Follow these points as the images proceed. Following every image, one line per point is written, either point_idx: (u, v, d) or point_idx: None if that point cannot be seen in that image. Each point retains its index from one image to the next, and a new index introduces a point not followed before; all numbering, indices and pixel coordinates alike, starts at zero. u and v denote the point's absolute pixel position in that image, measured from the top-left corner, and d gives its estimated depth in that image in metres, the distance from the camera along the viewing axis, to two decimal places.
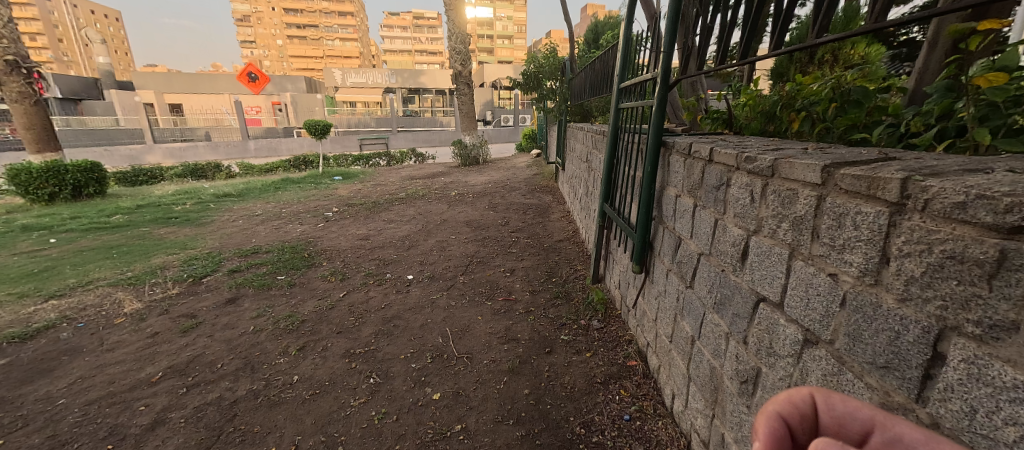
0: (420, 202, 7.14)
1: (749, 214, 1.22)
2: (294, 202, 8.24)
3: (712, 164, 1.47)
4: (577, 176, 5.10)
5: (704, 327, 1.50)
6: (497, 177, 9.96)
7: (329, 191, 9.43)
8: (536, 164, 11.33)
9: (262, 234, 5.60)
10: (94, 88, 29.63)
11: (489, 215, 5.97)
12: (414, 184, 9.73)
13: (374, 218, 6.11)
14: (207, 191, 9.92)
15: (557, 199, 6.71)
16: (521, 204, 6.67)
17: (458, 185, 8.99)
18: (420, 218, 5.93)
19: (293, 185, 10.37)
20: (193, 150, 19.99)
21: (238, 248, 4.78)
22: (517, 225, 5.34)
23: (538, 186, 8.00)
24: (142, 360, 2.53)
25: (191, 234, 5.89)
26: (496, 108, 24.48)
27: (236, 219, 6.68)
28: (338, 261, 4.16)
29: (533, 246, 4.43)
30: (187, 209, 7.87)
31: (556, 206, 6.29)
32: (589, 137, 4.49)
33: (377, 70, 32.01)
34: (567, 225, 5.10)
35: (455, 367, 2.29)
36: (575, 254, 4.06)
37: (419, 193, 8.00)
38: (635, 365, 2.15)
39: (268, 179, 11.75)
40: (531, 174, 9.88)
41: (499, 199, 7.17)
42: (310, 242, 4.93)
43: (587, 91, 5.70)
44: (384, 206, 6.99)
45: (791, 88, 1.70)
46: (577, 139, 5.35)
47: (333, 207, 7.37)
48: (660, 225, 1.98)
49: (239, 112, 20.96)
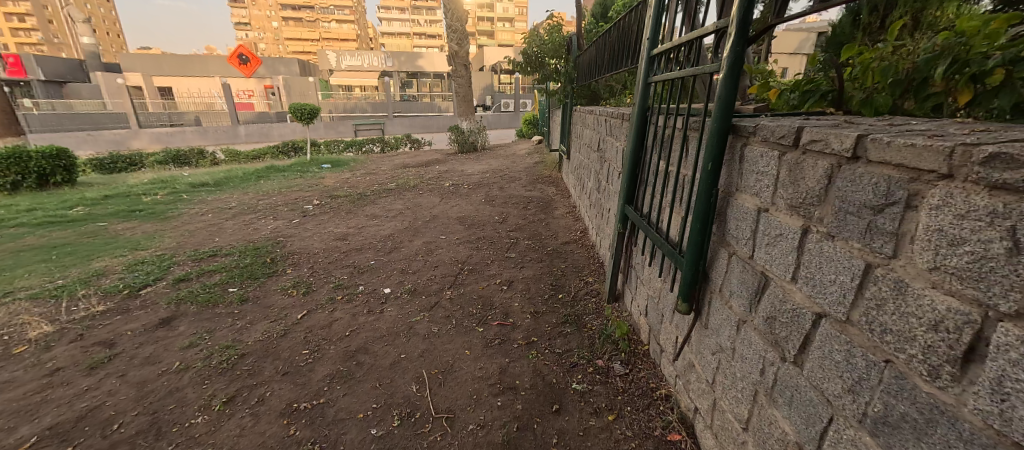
0: (411, 194, 6.49)
1: (995, 273, 0.60)
2: (275, 193, 7.57)
3: (861, 164, 0.83)
4: (586, 167, 4.44)
5: (830, 443, 0.88)
6: (495, 166, 9.25)
7: (314, 181, 8.75)
8: (538, 152, 10.59)
9: (228, 231, 4.97)
10: (79, 70, 28.69)
11: (485, 209, 5.33)
12: (407, 173, 9.07)
13: (356, 212, 5.47)
14: (185, 180, 9.27)
15: (561, 192, 6.04)
16: (521, 196, 6.02)
17: (454, 174, 8.34)
18: (408, 213, 5.29)
19: (279, 174, 9.68)
20: (181, 135, 19.26)
21: (195, 250, 4.15)
22: (516, 223, 4.70)
23: (540, 177, 7.32)
24: (20, 415, 1.93)
25: (150, 230, 5.24)
26: (496, 92, 23.50)
27: (206, 214, 6.03)
28: (304, 268, 3.53)
29: (535, 251, 3.79)
30: (157, 201, 7.22)
31: (559, 200, 5.64)
32: (600, 122, 3.79)
33: (373, 53, 30.99)
34: (573, 224, 4.47)
35: (430, 435, 1.68)
36: (584, 261, 3.43)
37: (410, 184, 7.32)
38: (679, 440, 1.55)
39: (254, 167, 11.08)
40: (532, 162, 9.16)
41: (498, 190, 6.52)
42: (278, 243, 4.29)
43: (597, 68, 4.97)
44: (371, 199, 6.33)
45: (954, 38, 1.07)
46: (585, 125, 4.64)
47: (315, 199, 6.71)
48: (728, 249, 1.34)
49: (228, 96, 20.09)
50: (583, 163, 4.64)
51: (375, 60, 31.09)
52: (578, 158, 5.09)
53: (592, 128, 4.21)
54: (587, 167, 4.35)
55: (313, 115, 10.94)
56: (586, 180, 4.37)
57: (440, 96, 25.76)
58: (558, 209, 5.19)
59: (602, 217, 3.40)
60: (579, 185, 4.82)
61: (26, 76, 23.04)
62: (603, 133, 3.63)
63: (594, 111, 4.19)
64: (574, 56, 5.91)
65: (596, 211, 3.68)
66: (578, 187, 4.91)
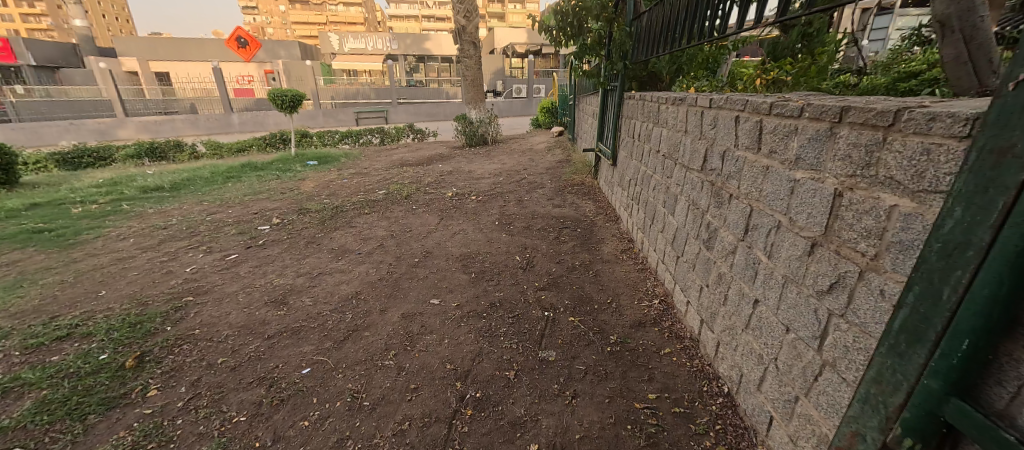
0: (402, 209, 4.91)
1: None
2: (236, 202, 6.07)
3: None
4: (662, 190, 2.80)
5: None
6: (509, 165, 7.59)
7: (291, 184, 7.23)
8: (560, 147, 8.87)
9: (133, 273, 3.46)
10: (73, 54, 27.54)
11: (502, 242, 3.72)
12: (403, 174, 7.53)
13: (322, 241, 3.92)
14: (143, 180, 7.82)
15: (605, 210, 4.39)
16: (551, 216, 4.38)
17: (460, 177, 6.78)
18: (393, 245, 3.72)
19: (254, 173, 8.19)
20: (171, 124, 17.98)
21: (46, 323, 2.64)
22: (548, 269, 3.13)
23: (568, 183, 5.66)
24: None
25: (33, 266, 3.76)
26: (508, 77, 21.62)
27: (130, 238, 4.55)
28: (186, 381, 2.01)
29: (589, 345, 2.19)
30: (88, 212, 5.77)
31: (603, 223, 4.04)
32: (709, 116, 2.10)
33: (377, 35, 29.24)
34: (638, 278, 2.89)
35: None
36: (688, 385, 1.86)
37: (405, 192, 5.74)
38: None
39: (231, 162, 9.60)
40: (555, 162, 7.48)
41: (518, 204, 4.89)
42: (181, 307, 2.75)
43: (674, 34, 3.24)
44: (348, 216, 4.76)
45: None
46: (658, 121, 2.97)
47: (279, 213, 5.20)
48: None
49: (219, 82, 18.64)
50: (654, 181, 2.98)
51: (380, 43, 29.35)
52: (639, 170, 3.43)
53: (681, 124, 2.50)
54: (667, 190, 2.69)
55: (297, 102, 9.34)
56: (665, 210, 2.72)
57: (447, 81, 23.96)
58: (606, 243, 3.55)
59: (732, 307, 1.77)
60: (645, 212, 3.16)
61: (18, 62, 22.01)
62: (724, 135, 1.94)
63: (682, 99, 2.50)
64: (629, 20, 4.12)
65: (705, 281, 2.04)
66: (642, 213, 3.25)
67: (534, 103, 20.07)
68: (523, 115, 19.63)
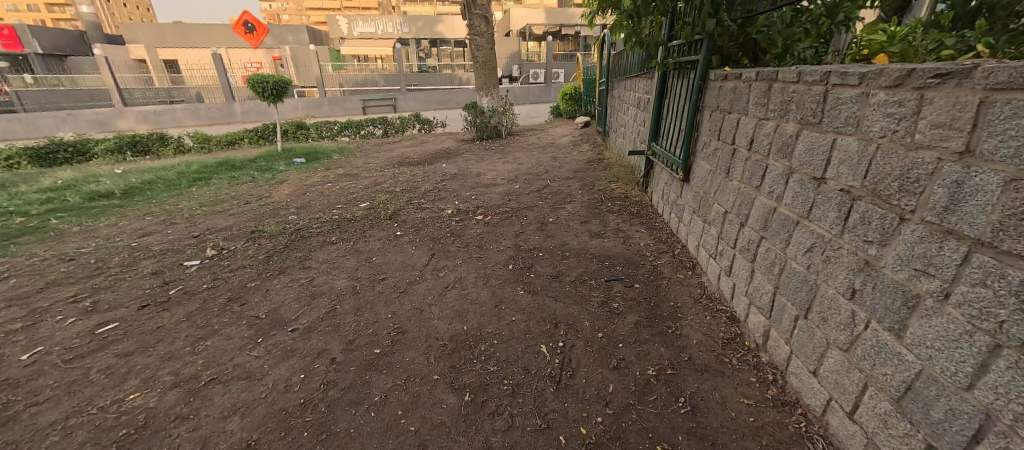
0: (382, 236, 3.59)
1: None
2: (187, 214, 4.87)
3: None
4: (840, 264, 1.41)
5: None
6: (527, 166, 6.19)
7: (266, 189, 6.01)
8: (587, 142, 7.40)
9: None
10: (83, 41, 27.08)
11: (519, 312, 2.35)
12: (400, 176, 6.25)
13: (249, 298, 2.62)
14: (101, 181, 6.70)
15: (672, 248, 2.97)
16: (590, 256, 2.99)
17: (466, 182, 5.46)
18: (349, 312, 2.40)
19: (229, 174, 6.99)
20: (172, 114, 17.06)
21: None
22: (601, 383, 1.77)
23: (607, 197, 4.23)
24: None
25: None
26: (524, 61, 20.00)
27: (17, 276, 3.35)
28: None
29: None
30: (6, 228, 4.64)
31: (674, 273, 2.65)
32: None
33: (388, 18, 27.87)
34: (781, 423, 1.51)
35: None
36: None
37: (392, 207, 4.41)
38: None
39: (213, 158, 8.47)
40: (584, 162, 6.02)
41: (541, 232, 3.51)
42: None
43: None
44: (307, 246, 3.47)
45: None
46: (822, 122, 1.55)
47: (227, 236, 3.95)
48: None
49: (220, 68, 17.60)
50: (812, 237, 1.56)
51: (390, 26, 27.90)
52: (755, 203, 2.00)
53: (943, 134, 1.07)
54: (871, 272, 1.27)
55: (281, 90, 8.04)
56: (863, 313, 1.30)
57: (459, 66, 22.44)
58: (691, 322, 2.14)
59: None
60: (778, 285, 1.75)
61: (24, 50, 21.45)
62: None
63: (952, 74, 1.05)
64: None
65: None
66: (766, 284, 1.84)
67: (552, 89, 18.47)
68: (540, 103, 18.09)
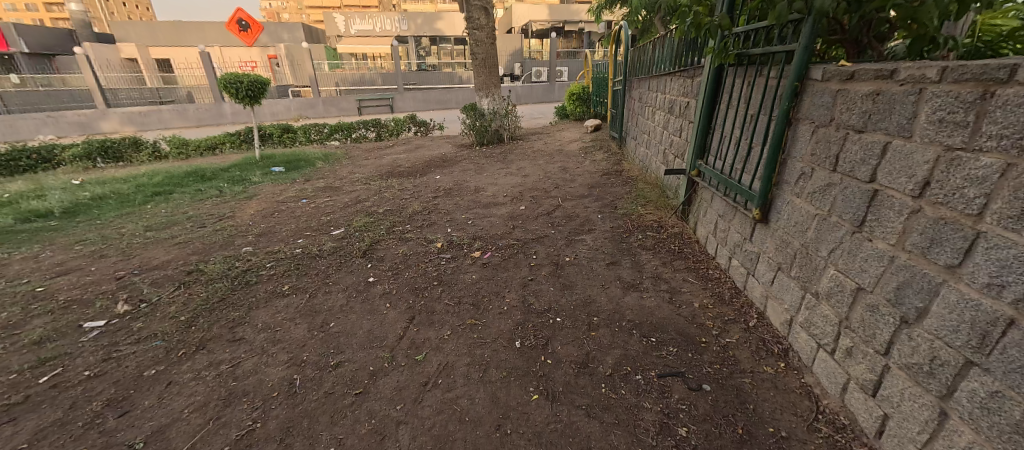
0: (349, 283, 2.76)
1: None
2: (126, 242, 4.03)
3: None
4: None
5: None
6: (534, 179, 5.36)
7: (232, 207, 5.18)
8: (600, 150, 6.55)
9: None
10: (73, 40, 26.28)
11: (534, 444, 1.51)
12: (387, 190, 5.44)
13: (138, 402, 1.80)
14: (47, 195, 5.86)
15: (743, 317, 2.12)
16: (628, 327, 2.15)
17: (463, 200, 4.64)
18: (275, 439, 1.57)
19: (194, 186, 6.16)
20: (158, 116, 16.21)
21: None
22: None
23: (636, 226, 3.39)
24: None
25: None
26: (527, 58, 19.11)
27: None
28: None
29: None
30: None
31: (758, 363, 1.82)
32: None
33: (387, 15, 27.13)
34: None
35: None
36: None
37: (369, 237, 3.58)
38: None
39: (184, 167, 7.63)
40: (599, 176, 5.19)
41: (556, 281, 2.68)
42: None
43: None
44: (250, 298, 2.65)
45: None
46: None
47: (158, 278, 3.13)
48: None
49: (209, 67, 16.78)
50: None
51: (388, 23, 27.02)
52: (944, 295, 1.16)
53: None
54: None
55: (260, 94, 7.31)
56: None
57: (459, 64, 21.61)
58: None
59: None
60: None
61: (9, 49, 20.63)
62: None
63: None
64: None
65: None
66: None
67: (556, 88, 17.61)
68: (545, 102, 17.22)
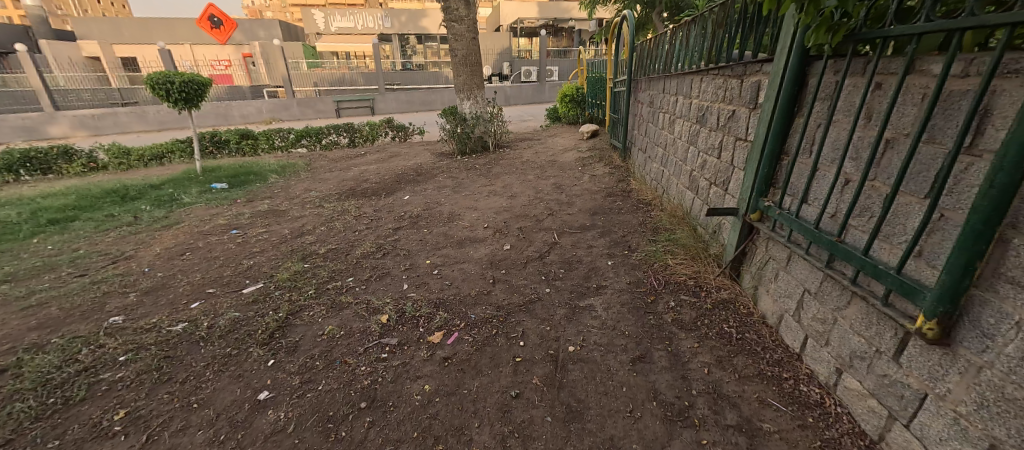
0: (226, 404, 1.73)
1: None
2: None
3: None
4: None
5: None
6: (522, 202, 4.37)
7: (139, 241, 4.08)
8: (600, 162, 5.57)
9: None
10: (28, 36, 24.50)
11: None
12: (340, 215, 4.41)
13: None
14: None
15: None
16: None
17: (431, 233, 3.64)
18: None
19: (106, 210, 5.02)
20: (114, 119, 14.82)
21: None
22: None
23: (664, 285, 2.42)
24: None
25: None
26: (516, 57, 18.09)
27: None
28: None
29: None
30: None
31: None
32: None
33: (369, 13, 26.00)
34: None
35: None
36: None
37: (290, 300, 2.55)
38: None
39: (109, 182, 6.44)
40: (602, 198, 4.23)
41: (556, 401, 1.69)
42: None
43: None
44: (53, 440, 1.61)
45: None
46: None
47: None
48: None
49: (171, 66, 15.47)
50: None
51: (370, 21, 25.86)
52: None
53: None
54: None
55: (201, 94, 6.20)
56: None
57: (443, 64, 20.57)
58: None
59: None
60: None
61: None
62: None
63: None
64: None
65: None
66: None
67: (547, 88, 16.64)
68: (534, 104, 16.27)
